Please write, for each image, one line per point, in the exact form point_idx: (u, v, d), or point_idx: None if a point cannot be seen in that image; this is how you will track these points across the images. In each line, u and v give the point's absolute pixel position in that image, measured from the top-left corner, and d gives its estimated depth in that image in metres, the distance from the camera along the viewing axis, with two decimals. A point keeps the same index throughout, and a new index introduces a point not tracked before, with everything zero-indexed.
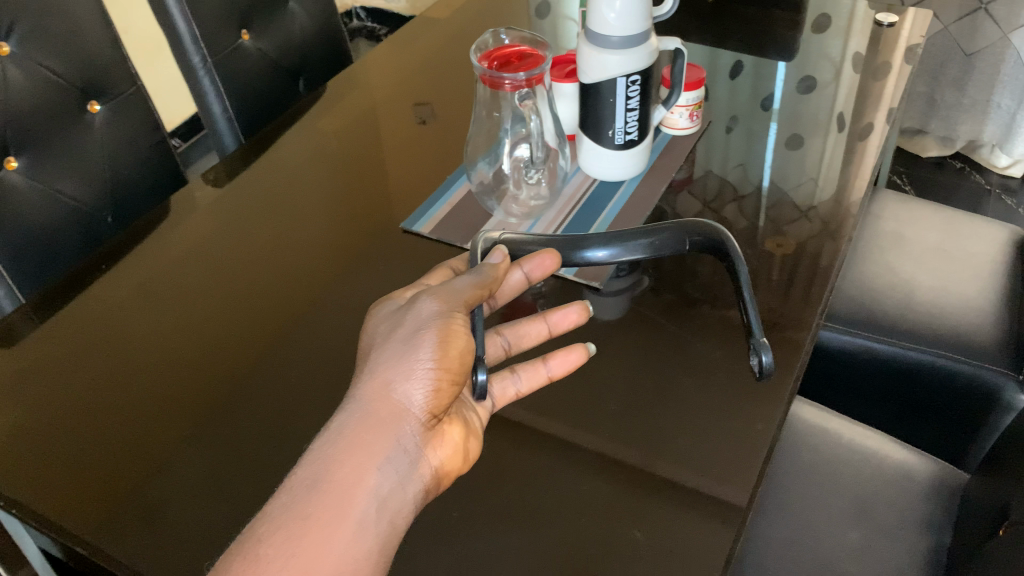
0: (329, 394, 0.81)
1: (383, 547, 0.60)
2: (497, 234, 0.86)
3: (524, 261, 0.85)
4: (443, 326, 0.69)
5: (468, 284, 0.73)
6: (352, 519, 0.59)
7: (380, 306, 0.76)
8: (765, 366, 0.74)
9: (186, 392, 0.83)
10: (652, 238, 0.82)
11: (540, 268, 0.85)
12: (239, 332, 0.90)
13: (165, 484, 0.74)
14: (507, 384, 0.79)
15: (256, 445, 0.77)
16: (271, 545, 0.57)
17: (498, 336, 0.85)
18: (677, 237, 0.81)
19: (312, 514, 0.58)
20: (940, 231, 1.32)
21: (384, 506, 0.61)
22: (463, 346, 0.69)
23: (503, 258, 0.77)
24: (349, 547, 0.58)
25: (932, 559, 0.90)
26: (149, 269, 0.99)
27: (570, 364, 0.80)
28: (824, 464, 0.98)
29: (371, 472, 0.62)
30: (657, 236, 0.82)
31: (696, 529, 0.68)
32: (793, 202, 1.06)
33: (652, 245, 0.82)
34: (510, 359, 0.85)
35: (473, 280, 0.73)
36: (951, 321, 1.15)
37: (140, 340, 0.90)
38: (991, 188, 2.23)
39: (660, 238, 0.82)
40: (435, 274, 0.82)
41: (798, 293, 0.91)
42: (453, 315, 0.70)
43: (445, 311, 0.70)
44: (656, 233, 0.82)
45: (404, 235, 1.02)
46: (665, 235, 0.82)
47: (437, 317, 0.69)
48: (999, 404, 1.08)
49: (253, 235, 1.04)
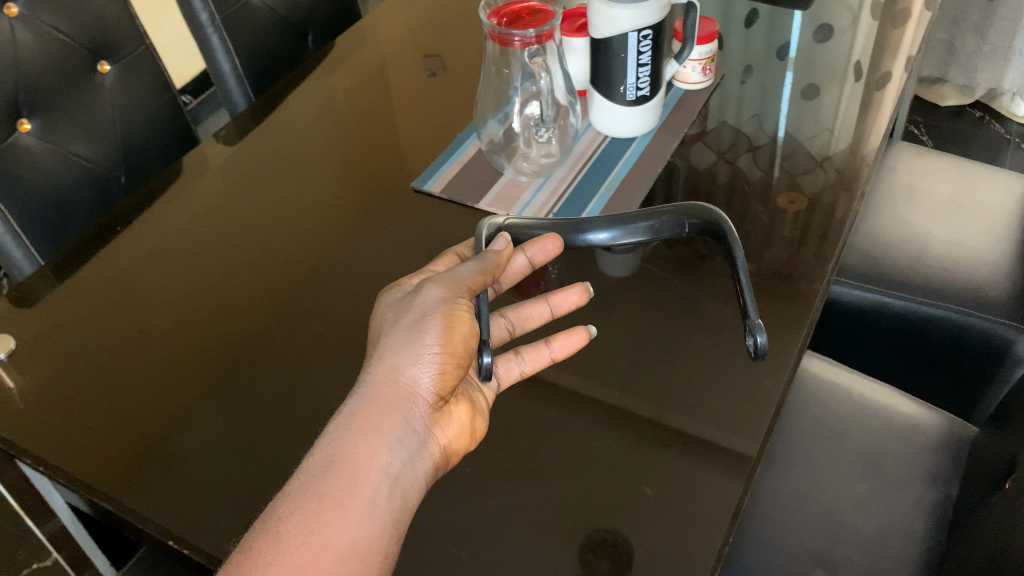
0: (345, 352, 0.82)
1: (397, 522, 0.61)
2: (502, 218, 0.83)
3: (527, 246, 0.84)
4: (447, 313, 0.69)
5: (471, 270, 0.72)
6: (365, 496, 0.60)
7: (388, 293, 0.76)
8: (760, 347, 0.72)
9: (200, 352, 0.84)
10: (651, 221, 0.80)
11: (543, 252, 0.84)
12: (251, 293, 0.91)
13: (185, 444, 0.75)
14: (511, 364, 0.78)
15: (272, 402, 0.78)
16: (291, 522, 0.58)
17: (501, 318, 0.83)
18: (677, 220, 0.80)
19: (328, 492, 0.59)
20: (954, 182, 1.30)
21: (397, 482, 0.62)
22: (466, 332, 0.69)
23: (506, 244, 0.76)
24: (363, 524, 0.59)
25: (939, 511, 0.91)
26: (162, 233, 1.00)
27: (571, 347, 0.79)
28: (834, 418, 0.99)
29: (383, 452, 0.63)
30: (656, 219, 0.80)
31: (709, 480, 0.69)
32: (808, 153, 1.05)
33: (652, 227, 0.80)
34: (514, 341, 0.83)
35: (476, 267, 0.73)
36: (964, 275, 1.15)
37: (154, 303, 0.90)
38: (1011, 137, 2.20)
39: (661, 221, 0.80)
40: (441, 261, 0.82)
41: (812, 247, 0.91)
42: (457, 302, 0.70)
43: (449, 298, 0.70)
44: (654, 216, 0.80)
45: (416, 194, 1.02)
46: (665, 219, 0.80)
47: (441, 304, 0.69)
48: (1008, 358, 1.08)
49: (263, 195, 1.05)
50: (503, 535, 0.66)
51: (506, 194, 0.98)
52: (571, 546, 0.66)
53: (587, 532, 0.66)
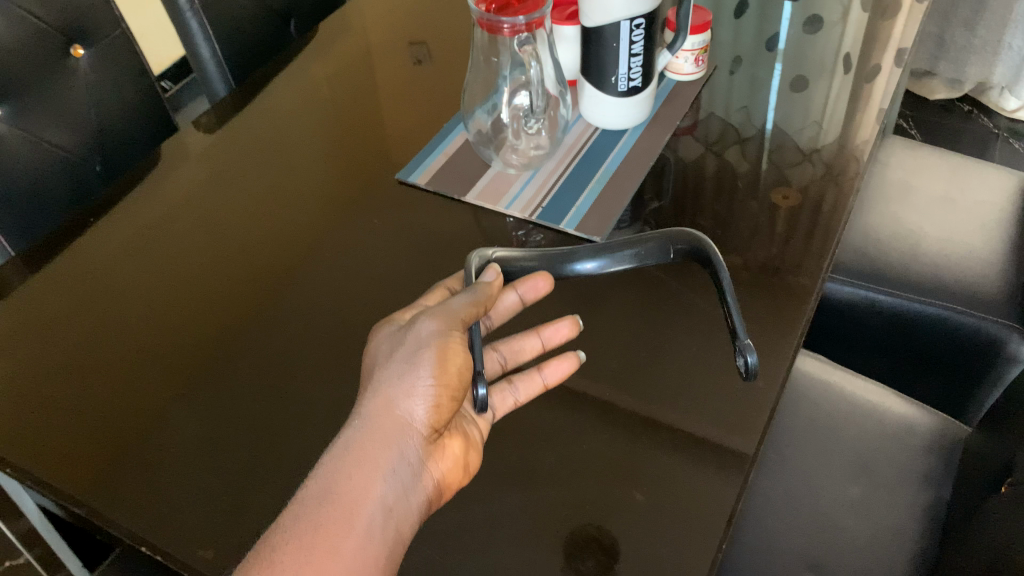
0: (325, 350, 0.80)
1: (392, 556, 0.58)
2: (491, 250, 0.79)
3: (517, 283, 0.80)
4: (441, 344, 0.65)
5: (463, 300, 0.69)
6: (359, 529, 0.57)
7: (381, 326, 0.72)
8: (750, 367, 0.67)
9: (177, 350, 0.81)
10: (637, 247, 0.76)
11: (534, 291, 0.80)
12: (229, 289, 0.88)
13: (159, 449, 0.72)
14: (505, 394, 0.73)
15: (249, 403, 0.75)
16: (283, 555, 0.55)
17: (494, 352, 0.77)
18: (663, 247, 0.76)
19: (320, 526, 0.57)
20: (947, 179, 1.28)
21: (391, 514, 0.59)
22: (461, 364, 0.66)
23: (496, 275, 0.73)
24: (357, 558, 0.56)
25: (932, 513, 0.89)
26: (137, 227, 0.96)
27: (564, 372, 0.74)
28: (826, 419, 0.97)
29: (377, 484, 0.60)
30: (642, 245, 0.76)
31: (701, 483, 0.67)
32: (797, 145, 1.03)
33: (637, 255, 0.76)
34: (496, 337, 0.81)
35: (469, 299, 0.69)
36: (956, 272, 1.14)
37: (129, 300, 0.87)
38: (999, 131, 2.19)
39: (646, 247, 0.76)
40: (433, 294, 0.76)
41: (806, 243, 0.89)
42: (451, 334, 0.66)
43: (443, 331, 0.66)
44: (637, 243, 0.76)
45: (400, 186, 0.99)
46: (650, 245, 0.76)
47: (435, 336, 0.66)
48: (1002, 358, 1.06)
49: (243, 187, 1.02)
50: (488, 543, 0.64)
51: (494, 188, 0.96)
52: (557, 552, 0.63)
53: (568, 532, 0.64)
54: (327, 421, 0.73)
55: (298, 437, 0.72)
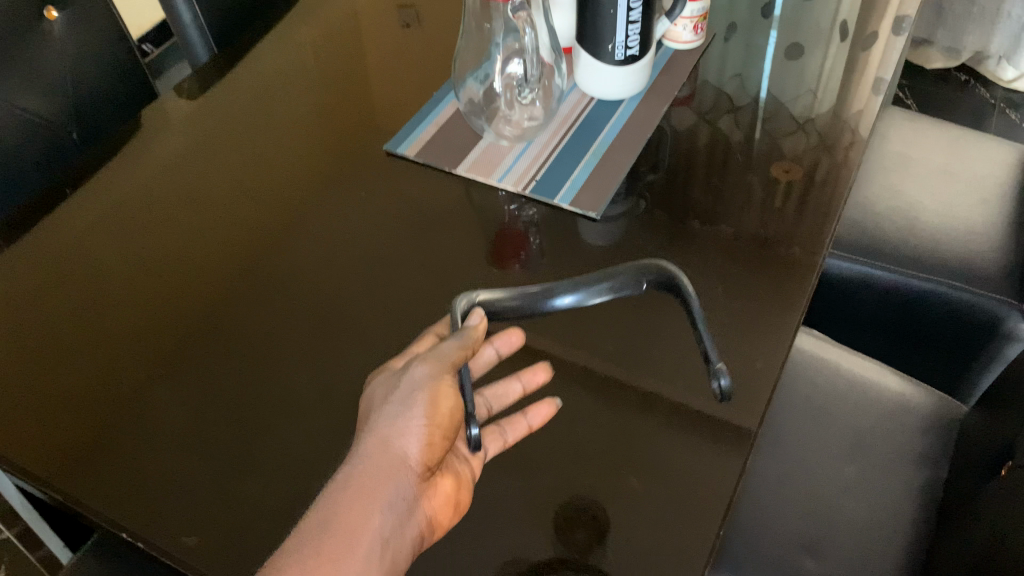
0: (309, 329, 0.77)
1: None
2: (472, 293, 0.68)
3: (493, 338, 0.73)
4: (432, 388, 0.60)
5: (452, 343, 0.63)
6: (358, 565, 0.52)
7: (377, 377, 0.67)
8: (723, 392, 0.66)
9: (156, 329, 0.78)
10: (611, 279, 0.67)
11: (508, 346, 0.73)
12: (212, 264, 0.85)
13: (139, 432, 0.70)
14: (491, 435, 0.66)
15: (231, 383, 0.73)
16: None
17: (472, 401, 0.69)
18: (636, 279, 0.68)
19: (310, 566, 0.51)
20: (947, 151, 1.26)
21: (383, 556, 0.53)
22: (451, 406, 0.61)
23: (480, 320, 0.65)
24: None
25: (927, 493, 0.88)
26: (117, 200, 0.93)
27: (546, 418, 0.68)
28: (822, 396, 0.96)
29: (369, 524, 0.54)
30: (615, 277, 0.67)
31: (698, 467, 0.65)
32: (791, 114, 1.01)
33: (612, 290, 0.67)
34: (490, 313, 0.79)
35: (456, 343, 0.63)
36: (954, 248, 1.12)
37: (108, 275, 0.84)
38: (996, 103, 2.17)
39: (620, 279, 0.67)
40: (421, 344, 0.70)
41: (804, 220, 0.87)
42: (441, 378, 0.61)
43: (432, 376, 0.61)
44: (609, 276, 0.67)
45: (388, 158, 0.96)
46: (623, 277, 0.67)
47: (425, 381, 0.60)
48: (1001, 335, 1.04)
49: (224, 157, 0.98)
50: (479, 534, 0.62)
51: (486, 160, 0.92)
52: (550, 542, 0.61)
53: (556, 514, 0.62)
54: (313, 404, 0.71)
55: (283, 419, 0.70)
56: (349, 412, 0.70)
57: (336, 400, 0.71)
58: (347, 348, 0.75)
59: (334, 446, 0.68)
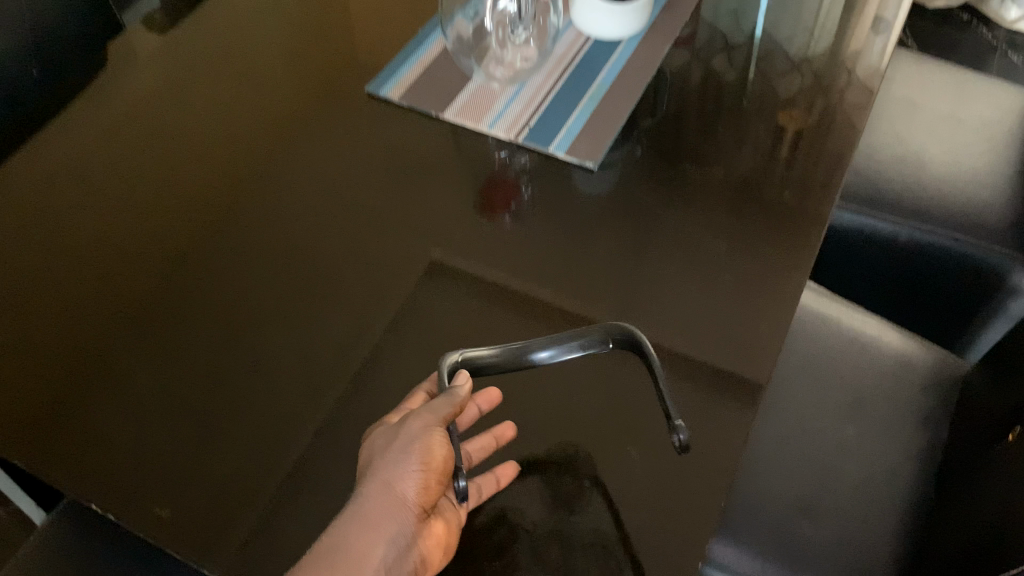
0: (286, 289, 0.73)
1: None
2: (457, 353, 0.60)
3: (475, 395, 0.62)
4: (421, 440, 0.53)
5: (442, 400, 0.55)
6: None
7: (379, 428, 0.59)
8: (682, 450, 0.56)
9: (127, 290, 0.74)
10: (582, 337, 0.60)
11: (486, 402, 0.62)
12: (182, 222, 0.80)
13: (107, 403, 0.66)
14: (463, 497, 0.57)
15: (208, 347, 0.69)
16: None
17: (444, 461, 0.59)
18: (606, 337, 0.60)
19: None
20: (953, 95, 1.21)
21: None
22: (444, 456, 0.53)
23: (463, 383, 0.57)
24: None
25: (930, 456, 0.86)
26: (81, 153, 0.88)
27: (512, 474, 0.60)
28: (823, 355, 0.93)
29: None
30: (586, 336, 0.60)
31: (701, 436, 0.61)
32: (787, 54, 0.95)
33: (586, 348, 0.60)
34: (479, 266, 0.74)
35: (447, 401, 0.55)
36: (960, 200, 1.07)
37: (71, 235, 0.79)
38: (998, 44, 2.10)
39: (591, 338, 0.60)
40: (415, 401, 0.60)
41: (811, 169, 0.82)
42: (431, 431, 0.53)
43: (421, 430, 0.53)
44: (583, 333, 0.60)
45: (370, 101, 0.90)
46: (595, 336, 0.60)
47: (412, 436, 0.53)
48: (1003, 287, 1.03)
49: (195, 105, 0.93)
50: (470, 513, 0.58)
51: (476, 104, 0.87)
52: (540, 508, 0.59)
53: (539, 482, 0.60)
54: (292, 370, 0.67)
55: (262, 385, 0.66)
56: (330, 378, 0.66)
57: (316, 366, 0.67)
58: (328, 309, 0.71)
59: (314, 417, 0.64)
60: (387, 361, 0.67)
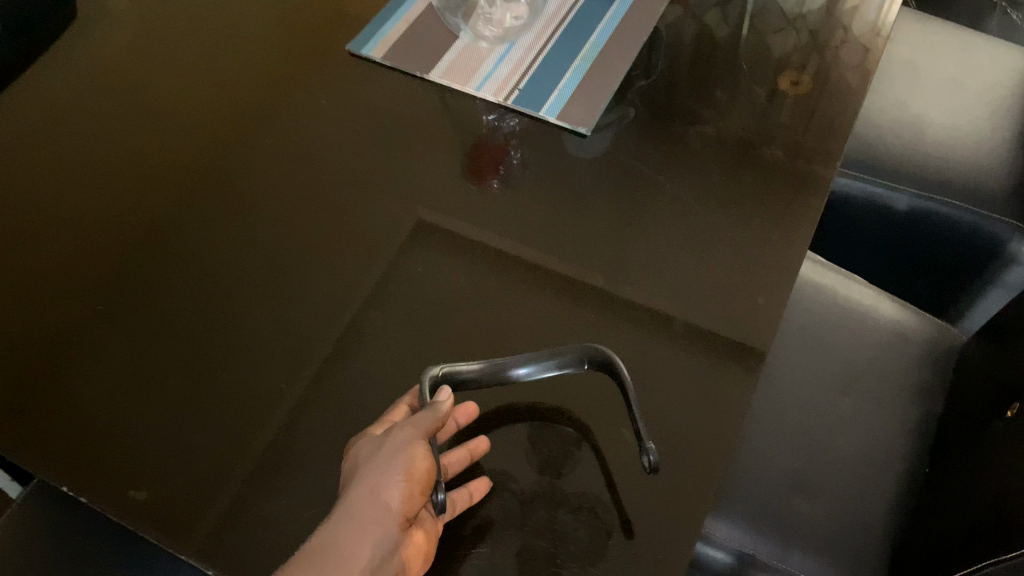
0: (263, 261, 0.70)
1: None
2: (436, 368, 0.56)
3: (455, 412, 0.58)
4: (402, 452, 0.50)
5: (424, 412, 0.52)
6: None
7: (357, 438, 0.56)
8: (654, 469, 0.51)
9: (101, 262, 0.71)
10: (557, 358, 0.57)
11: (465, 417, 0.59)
12: (155, 190, 0.77)
13: (79, 381, 0.63)
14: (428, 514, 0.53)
15: (184, 319, 0.66)
16: None
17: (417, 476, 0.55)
18: (579, 358, 0.57)
19: None
20: (955, 57, 1.17)
21: None
22: (426, 468, 0.50)
23: (447, 397, 0.54)
24: None
25: (924, 429, 0.84)
26: (49, 118, 0.84)
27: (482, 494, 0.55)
28: (818, 326, 0.92)
29: None
30: (561, 357, 0.57)
31: (695, 414, 0.59)
32: (781, 10, 0.90)
33: (563, 368, 0.57)
34: (466, 237, 0.71)
35: (429, 414, 0.52)
36: (960, 167, 1.05)
37: (39, 206, 0.76)
38: (998, 1, 2.05)
39: (565, 358, 0.57)
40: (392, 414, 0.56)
41: (812, 133, 0.78)
42: (413, 443, 0.50)
43: (403, 442, 0.51)
44: (559, 352, 0.57)
45: (352, 60, 0.86)
46: (569, 356, 0.57)
47: (394, 448, 0.51)
48: (1001, 257, 1.01)
49: (168, 66, 0.89)
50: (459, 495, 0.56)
51: (464, 64, 0.83)
52: (527, 476, 0.57)
53: (533, 466, 0.57)
54: (271, 345, 0.64)
55: (241, 361, 0.64)
56: (310, 351, 0.64)
57: (295, 340, 0.65)
58: (309, 280, 0.68)
59: (291, 393, 0.61)
60: (370, 332, 0.64)
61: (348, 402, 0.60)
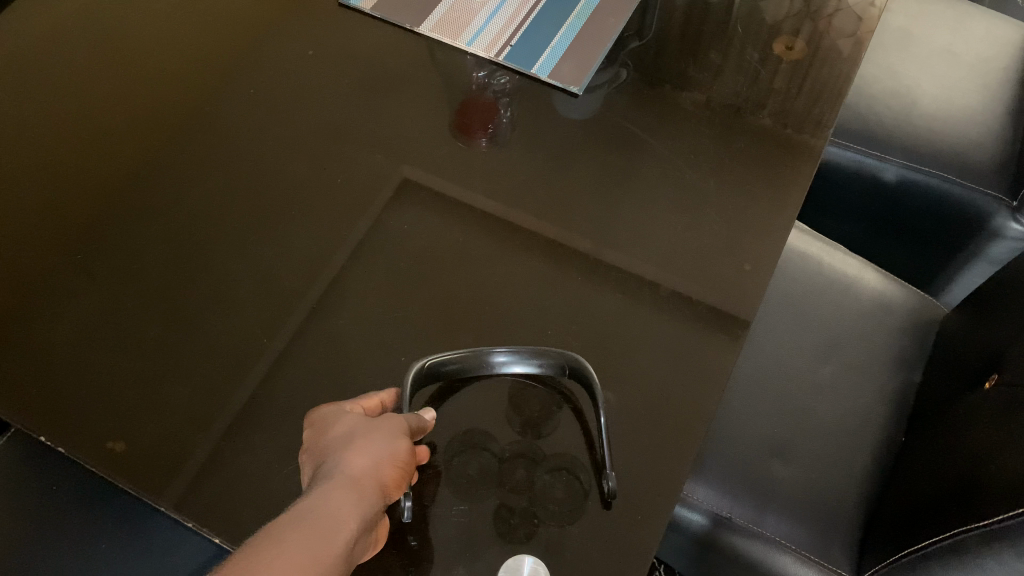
0: (244, 214, 0.69)
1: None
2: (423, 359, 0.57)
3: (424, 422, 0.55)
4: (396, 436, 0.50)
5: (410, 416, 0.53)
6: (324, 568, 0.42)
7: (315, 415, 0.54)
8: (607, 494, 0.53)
9: (79, 210, 0.70)
10: (540, 360, 0.58)
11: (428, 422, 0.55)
12: (133, 139, 0.75)
13: (56, 330, 0.63)
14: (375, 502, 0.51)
15: (163, 270, 0.65)
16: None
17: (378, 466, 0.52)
18: (560, 363, 0.58)
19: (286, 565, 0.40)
20: (950, 27, 1.17)
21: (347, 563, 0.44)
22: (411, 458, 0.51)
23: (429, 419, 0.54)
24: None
25: (900, 399, 0.85)
26: (23, 59, 0.82)
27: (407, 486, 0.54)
28: (801, 294, 0.92)
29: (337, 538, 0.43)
30: (545, 359, 0.58)
31: (677, 378, 0.59)
32: None
33: (545, 367, 0.58)
34: (452, 194, 0.70)
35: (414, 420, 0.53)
36: (949, 138, 1.05)
37: (13, 151, 0.75)
38: None
39: (547, 360, 0.58)
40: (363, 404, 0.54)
41: (804, 99, 0.77)
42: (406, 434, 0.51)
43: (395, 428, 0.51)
44: (543, 352, 0.58)
45: (340, 11, 0.84)
46: (552, 359, 0.58)
47: (388, 431, 0.50)
48: (986, 230, 1.03)
49: (150, 11, 0.86)
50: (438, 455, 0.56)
51: (454, 17, 0.81)
52: (508, 437, 0.57)
53: (516, 435, 0.57)
54: (250, 298, 0.64)
55: (220, 314, 0.63)
56: (290, 307, 0.63)
57: (276, 296, 0.64)
58: (291, 234, 0.67)
59: (271, 349, 0.60)
60: (352, 288, 0.64)
61: (328, 359, 0.60)
